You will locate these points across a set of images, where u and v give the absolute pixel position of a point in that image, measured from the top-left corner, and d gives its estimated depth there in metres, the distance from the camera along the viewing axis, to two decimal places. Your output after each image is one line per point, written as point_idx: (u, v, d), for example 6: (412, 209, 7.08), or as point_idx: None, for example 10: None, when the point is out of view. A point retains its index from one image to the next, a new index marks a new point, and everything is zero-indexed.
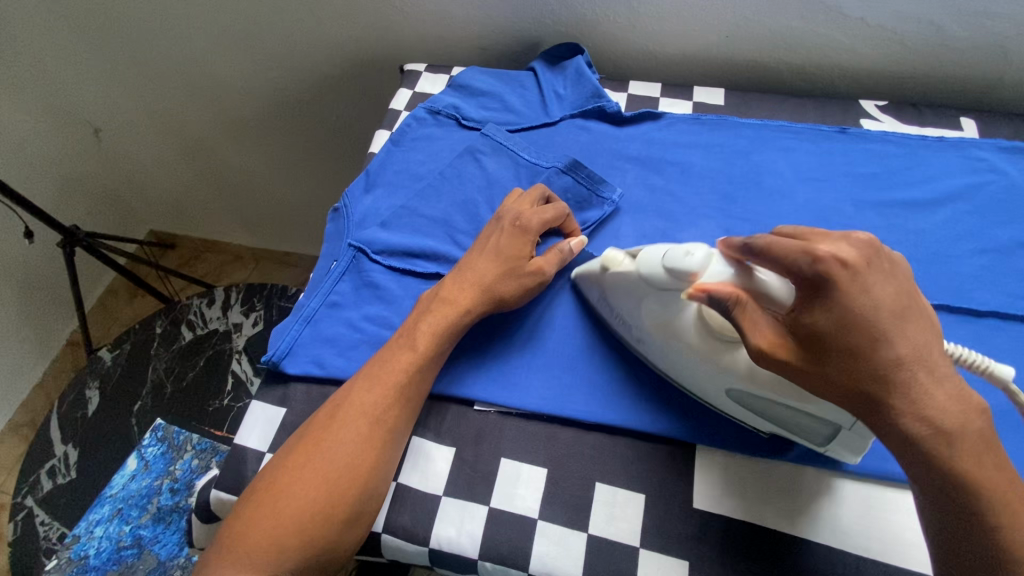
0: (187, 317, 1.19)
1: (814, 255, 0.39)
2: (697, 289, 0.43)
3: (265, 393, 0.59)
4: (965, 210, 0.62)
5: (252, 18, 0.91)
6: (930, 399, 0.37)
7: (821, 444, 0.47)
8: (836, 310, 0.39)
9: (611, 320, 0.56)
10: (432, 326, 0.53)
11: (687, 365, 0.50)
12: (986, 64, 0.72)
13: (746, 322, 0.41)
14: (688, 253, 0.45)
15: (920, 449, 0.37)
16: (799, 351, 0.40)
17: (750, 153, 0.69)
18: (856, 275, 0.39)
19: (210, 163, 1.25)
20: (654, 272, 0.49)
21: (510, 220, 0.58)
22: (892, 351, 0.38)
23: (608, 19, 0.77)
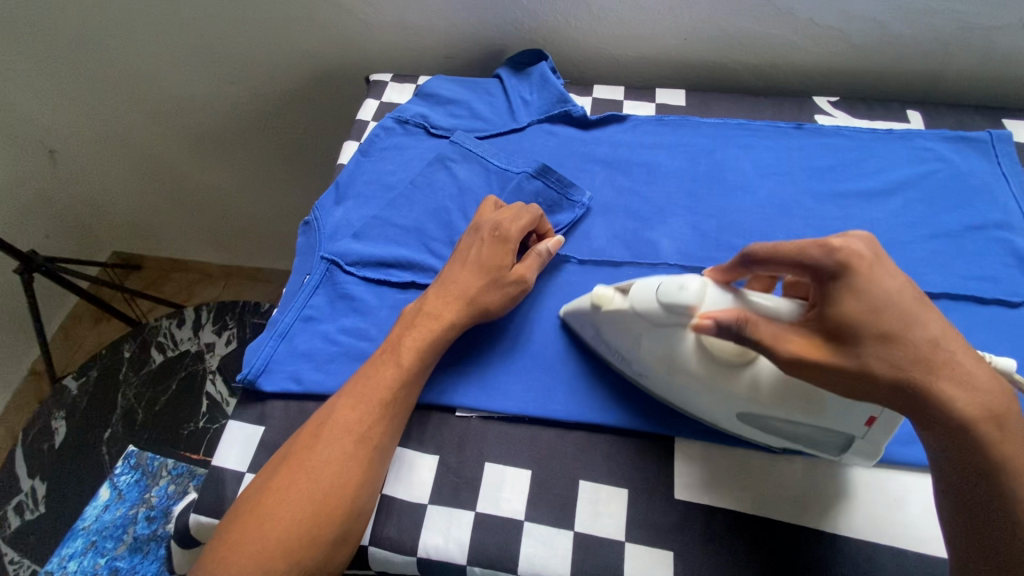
0: (156, 339, 1.16)
1: (828, 246, 0.41)
2: (702, 319, 0.43)
3: (242, 412, 0.58)
4: (915, 198, 0.66)
5: (213, 32, 0.90)
6: (972, 380, 0.39)
7: (838, 453, 0.48)
8: (866, 295, 0.40)
9: (611, 357, 0.55)
10: (417, 341, 0.53)
11: (696, 394, 0.49)
12: (927, 59, 0.76)
13: (763, 338, 0.40)
14: (681, 285, 0.45)
15: (977, 432, 0.38)
16: (831, 348, 0.39)
17: (712, 152, 0.71)
18: (872, 264, 0.40)
19: (173, 180, 1.22)
20: (648, 308, 0.47)
21: (489, 229, 0.59)
22: (927, 332, 0.39)
23: (570, 24, 0.79)
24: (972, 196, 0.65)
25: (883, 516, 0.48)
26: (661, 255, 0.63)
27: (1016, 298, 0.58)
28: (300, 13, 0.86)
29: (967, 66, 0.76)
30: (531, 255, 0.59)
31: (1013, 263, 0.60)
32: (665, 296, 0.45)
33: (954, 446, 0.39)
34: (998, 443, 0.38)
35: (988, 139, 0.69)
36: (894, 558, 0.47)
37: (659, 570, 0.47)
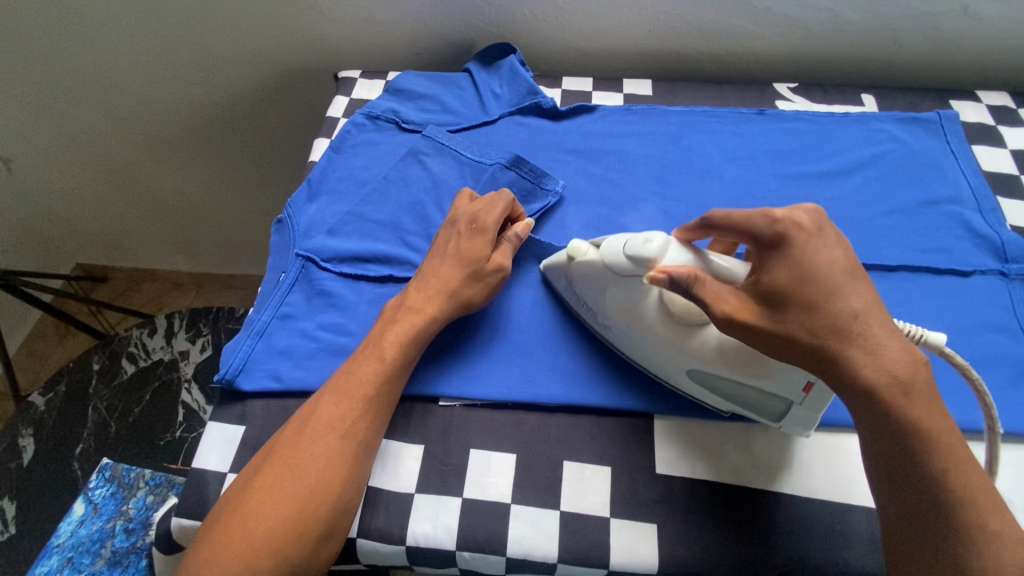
0: (127, 350, 1.13)
1: (773, 216, 0.44)
2: (657, 272, 0.46)
3: (220, 413, 0.57)
4: (872, 176, 0.69)
5: (174, 32, 0.88)
6: (884, 350, 0.40)
7: (776, 422, 0.51)
8: (796, 266, 0.42)
9: (582, 311, 0.58)
10: (397, 337, 0.53)
11: (652, 351, 0.52)
12: (879, 45, 0.79)
13: (707, 294, 0.44)
14: (647, 240, 0.48)
15: (880, 398, 0.40)
16: (760, 312, 0.43)
17: (679, 139, 0.73)
18: (809, 237, 0.43)
19: (137, 187, 1.19)
20: (616, 260, 0.51)
21: (466, 221, 0.59)
22: (846, 305, 0.41)
23: (537, 18, 0.80)
24: (924, 173, 0.69)
25: (853, 477, 0.51)
26: None
27: (967, 267, 0.61)
28: (265, 11, 0.85)
29: (916, 50, 0.80)
30: (507, 242, 0.60)
31: (963, 235, 0.64)
32: (631, 249, 0.49)
33: (864, 414, 0.41)
34: (906, 410, 0.40)
35: (937, 119, 0.73)
36: (865, 517, 0.49)
37: (644, 543, 0.49)
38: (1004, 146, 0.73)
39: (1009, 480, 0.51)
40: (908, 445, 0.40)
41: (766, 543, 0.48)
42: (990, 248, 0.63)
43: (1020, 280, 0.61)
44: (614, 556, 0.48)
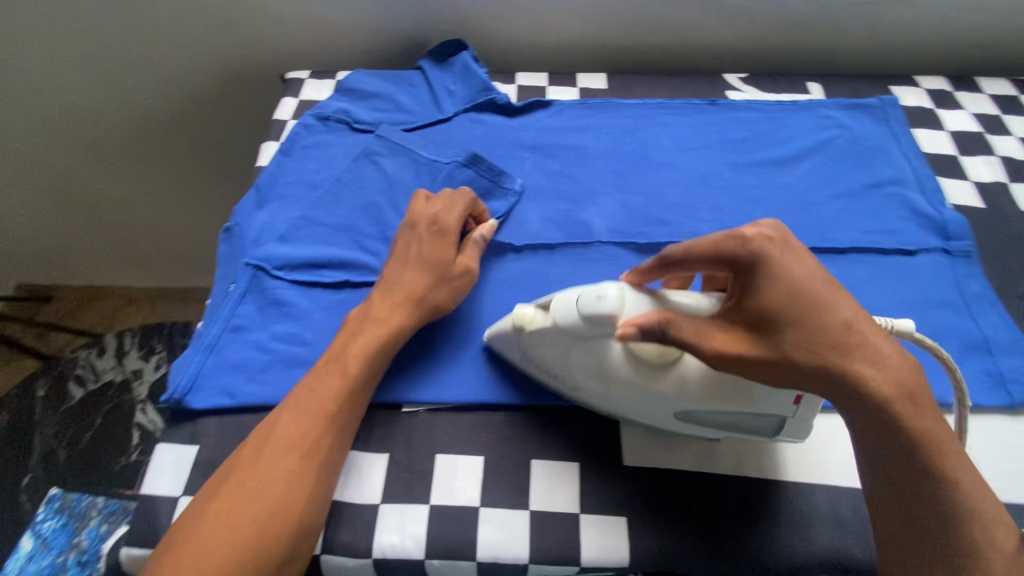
0: (75, 372, 1.09)
1: (743, 237, 0.42)
2: (625, 326, 0.43)
3: (170, 434, 0.54)
4: (821, 162, 0.70)
5: (107, 34, 0.84)
6: (886, 362, 0.40)
7: (772, 435, 0.49)
8: (782, 283, 0.40)
9: (542, 374, 0.53)
10: (363, 346, 0.52)
11: (625, 400, 0.48)
12: (822, 34, 0.81)
13: (684, 335, 0.41)
14: (601, 295, 0.44)
15: (892, 408, 0.39)
16: (752, 340, 0.40)
17: (635, 131, 0.73)
18: (782, 250, 0.41)
19: (75, 199, 1.10)
20: (569, 321, 0.46)
21: (426, 225, 0.57)
22: (837, 318, 0.40)
23: (488, 13, 0.79)
24: (869, 157, 0.71)
25: (809, 459, 0.52)
26: (594, 234, 0.65)
27: (913, 246, 0.63)
28: (205, 11, 0.81)
29: (858, 38, 0.82)
30: (470, 242, 0.59)
31: (908, 216, 0.66)
32: (586, 308, 0.44)
33: (878, 428, 0.40)
34: (912, 418, 0.40)
35: (879, 105, 0.75)
36: (826, 495, 0.50)
37: (614, 537, 0.48)
38: (942, 129, 0.76)
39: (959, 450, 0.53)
40: (917, 456, 0.40)
41: (731, 540, 0.48)
42: (934, 227, 0.65)
43: (962, 257, 0.63)
44: (585, 552, 0.48)
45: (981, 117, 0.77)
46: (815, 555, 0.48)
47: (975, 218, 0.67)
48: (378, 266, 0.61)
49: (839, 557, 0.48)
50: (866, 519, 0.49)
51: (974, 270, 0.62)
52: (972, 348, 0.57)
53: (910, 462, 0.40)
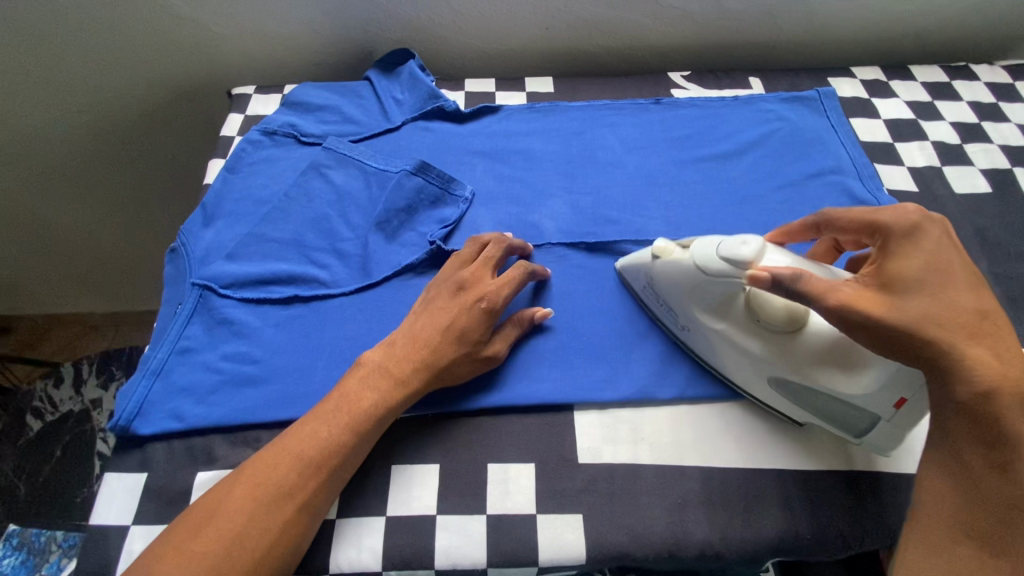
0: (32, 405, 1.06)
1: (906, 209, 0.45)
2: (760, 271, 0.45)
3: (119, 462, 0.53)
4: (763, 154, 0.72)
5: (42, 58, 0.82)
6: (1006, 358, 0.39)
7: (858, 438, 0.50)
8: (927, 257, 0.43)
9: (659, 309, 0.57)
10: (376, 401, 0.50)
11: (736, 353, 0.52)
12: (761, 30, 0.84)
13: (817, 287, 0.43)
14: (744, 241, 0.47)
15: (991, 400, 0.38)
16: (883, 300, 0.42)
17: (582, 133, 0.74)
18: (942, 232, 0.44)
19: (23, 228, 1.07)
20: (710, 264, 0.49)
21: (476, 296, 0.54)
22: (972, 304, 0.41)
23: (433, 21, 0.79)
24: (809, 147, 0.73)
25: (759, 446, 0.53)
26: (544, 236, 0.65)
27: None
28: (144, 29, 0.80)
29: (795, 33, 0.84)
30: (508, 326, 0.56)
31: (848, 202, 0.68)
32: (727, 251, 0.47)
33: (973, 418, 0.39)
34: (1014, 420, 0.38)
35: (817, 96, 0.78)
36: (775, 479, 0.51)
37: (571, 535, 0.49)
38: (877, 117, 0.78)
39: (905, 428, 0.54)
40: (997, 449, 0.38)
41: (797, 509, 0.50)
42: None
43: None
44: (542, 552, 0.48)
45: (914, 104, 0.80)
46: (766, 541, 0.49)
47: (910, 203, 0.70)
48: (329, 278, 0.61)
49: (790, 542, 0.49)
50: (813, 499, 0.50)
51: None
52: None
53: (993, 453, 0.38)
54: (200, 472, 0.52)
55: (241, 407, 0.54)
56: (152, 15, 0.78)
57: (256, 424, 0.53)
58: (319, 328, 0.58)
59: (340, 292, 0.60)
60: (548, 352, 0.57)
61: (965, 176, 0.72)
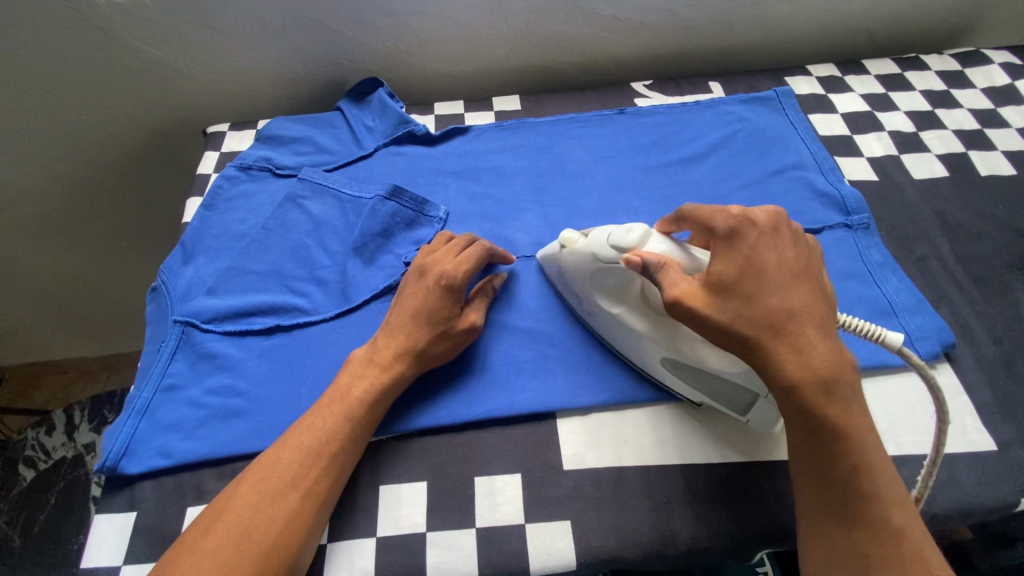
0: (25, 455, 1.10)
1: (730, 212, 0.48)
2: (634, 255, 0.50)
3: (108, 503, 0.53)
4: (726, 155, 0.74)
5: (19, 111, 0.83)
6: (812, 349, 0.43)
7: (743, 414, 0.52)
8: (741, 261, 0.45)
9: (569, 296, 0.60)
10: (366, 388, 0.53)
11: (630, 335, 0.54)
12: (717, 35, 0.86)
13: (665, 278, 0.47)
14: (630, 230, 0.51)
15: (801, 392, 0.42)
16: (708, 298, 0.45)
17: (550, 147, 0.77)
18: (760, 235, 0.46)
19: (9, 278, 1.07)
20: (603, 251, 0.52)
21: (435, 275, 0.57)
22: (782, 304, 0.43)
23: (399, 49, 0.82)
24: (771, 145, 0.75)
25: (739, 438, 0.54)
26: (518, 250, 0.67)
27: (817, 225, 0.67)
28: (116, 76, 0.82)
29: (751, 36, 0.87)
30: (479, 296, 0.59)
31: (811, 196, 0.70)
32: (615, 239, 0.51)
33: (796, 407, 0.43)
34: (822, 406, 0.42)
35: (775, 96, 0.80)
36: (759, 471, 0.52)
37: (561, 542, 0.50)
38: (834, 111, 0.81)
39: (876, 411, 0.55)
40: (821, 434, 0.43)
41: (765, 496, 0.51)
42: (835, 204, 0.69)
43: (862, 229, 0.67)
44: (533, 562, 0.49)
45: (869, 96, 0.83)
46: (752, 531, 0.50)
47: (870, 192, 0.72)
48: (309, 306, 0.62)
49: (777, 532, 0.50)
50: None
51: (874, 240, 0.66)
52: (880, 313, 0.61)
53: (819, 439, 0.43)
54: (190, 507, 0.52)
55: (227, 439, 0.54)
56: (122, 61, 0.80)
57: (243, 455, 0.54)
58: (302, 355, 0.59)
59: (321, 319, 0.61)
60: (527, 362, 0.58)
61: (922, 162, 0.75)
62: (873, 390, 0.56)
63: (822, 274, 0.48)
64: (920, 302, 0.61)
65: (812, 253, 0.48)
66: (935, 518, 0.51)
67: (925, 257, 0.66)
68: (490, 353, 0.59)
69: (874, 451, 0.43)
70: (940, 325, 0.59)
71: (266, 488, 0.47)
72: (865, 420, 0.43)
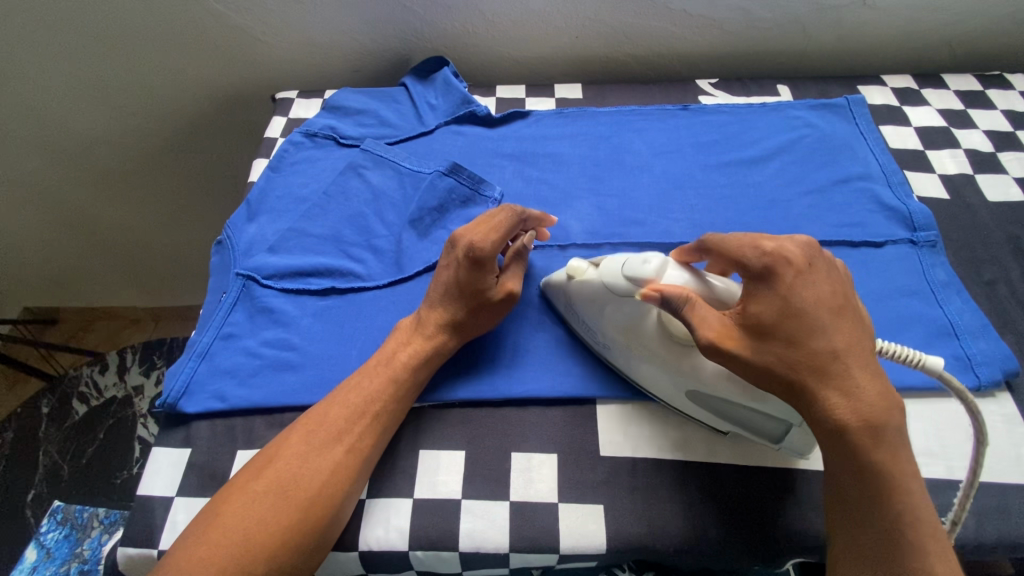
0: (78, 390, 1.16)
1: (763, 250, 0.46)
2: (651, 289, 0.47)
3: (164, 438, 0.56)
4: (790, 160, 0.73)
5: (108, 68, 0.88)
6: (861, 391, 0.42)
7: (777, 443, 0.51)
8: (783, 300, 0.44)
9: (581, 331, 0.58)
10: (410, 353, 0.54)
11: (647, 368, 0.53)
12: (790, 39, 0.84)
13: (695, 318, 0.45)
14: (646, 260, 0.49)
15: (850, 438, 0.42)
16: (743, 340, 0.44)
17: (610, 138, 0.76)
18: (799, 270, 0.45)
19: (78, 224, 1.14)
20: (616, 283, 0.51)
21: (463, 251, 0.56)
22: (828, 345, 0.43)
23: (467, 29, 0.82)
24: (837, 154, 0.73)
25: None
26: (570, 236, 0.67)
27: (880, 238, 0.65)
28: (198, 39, 0.85)
29: (826, 42, 0.85)
30: (516, 262, 0.59)
31: (877, 209, 0.68)
32: (630, 270, 0.50)
33: (846, 455, 0.42)
34: (873, 454, 0.42)
35: (846, 104, 0.78)
36: (802, 476, 0.52)
37: (593, 524, 0.50)
38: (908, 124, 0.78)
39: (925, 432, 0.54)
40: (868, 481, 0.42)
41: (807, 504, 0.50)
42: (901, 219, 0.66)
43: (928, 246, 0.64)
44: (564, 541, 0.50)
45: (946, 111, 0.80)
46: (788, 536, 0.49)
47: (940, 210, 0.69)
48: (364, 272, 0.64)
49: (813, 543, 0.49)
50: None
51: (940, 259, 0.64)
52: (940, 333, 0.58)
53: (865, 486, 0.42)
54: (240, 451, 0.55)
55: (280, 391, 0.57)
56: (202, 23, 0.83)
57: (294, 406, 0.56)
58: (353, 318, 0.61)
59: (374, 285, 0.63)
60: (570, 346, 0.59)
61: (998, 184, 0.71)
62: (925, 412, 0.55)
63: (860, 307, 0.47)
64: (985, 327, 0.59)
65: (847, 282, 0.48)
66: (979, 547, 0.49)
67: (993, 281, 0.64)
68: (533, 335, 0.60)
69: (920, 500, 0.41)
70: (1005, 351, 0.57)
71: (315, 440, 0.49)
72: (912, 466, 0.42)
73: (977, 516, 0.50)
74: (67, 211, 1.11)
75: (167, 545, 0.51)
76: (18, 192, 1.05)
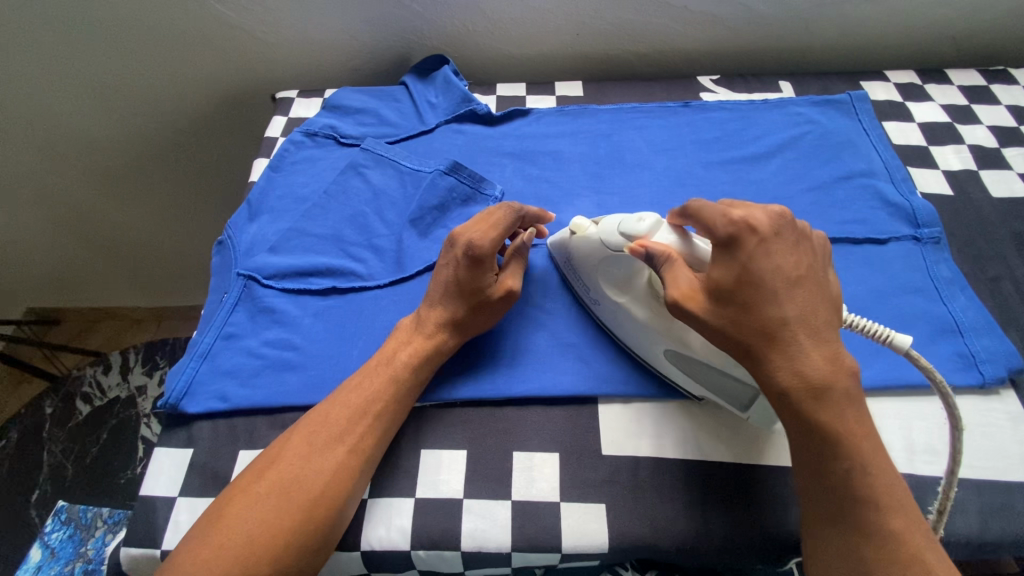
0: (82, 391, 1.17)
1: (729, 218, 0.46)
2: (638, 245, 0.50)
3: (166, 438, 0.57)
4: (793, 157, 0.72)
5: (109, 69, 0.88)
6: (805, 357, 0.43)
7: (744, 411, 0.51)
8: (739, 270, 0.45)
9: (577, 285, 0.60)
10: (410, 353, 0.54)
11: (634, 328, 0.54)
12: (793, 35, 0.84)
13: (669, 274, 0.48)
14: (641, 218, 0.51)
15: (790, 400, 0.43)
16: (705, 303, 0.46)
17: (611, 135, 0.76)
18: (761, 240, 0.45)
19: (80, 224, 1.14)
20: (611, 239, 0.53)
21: (462, 248, 0.56)
22: (778, 313, 0.43)
23: (467, 28, 0.82)
24: (839, 150, 0.73)
25: (784, 440, 0.53)
26: None
27: (884, 235, 0.65)
28: (196, 39, 0.85)
29: (829, 37, 0.84)
30: (515, 260, 0.59)
31: (879, 206, 0.67)
32: (625, 227, 0.51)
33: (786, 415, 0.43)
34: (814, 413, 0.42)
35: (848, 100, 0.78)
36: None
37: (595, 524, 0.50)
38: (911, 120, 0.78)
39: (929, 430, 0.54)
40: (816, 442, 0.42)
41: None
42: (904, 215, 0.66)
43: (932, 243, 0.64)
44: (565, 540, 0.50)
45: (949, 107, 0.79)
46: (790, 535, 0.49)
47: (944, 207, 0.69)
48: (365, 272, 0.64)
49: None
50: None
51: (943, 255, 0.63)
52: (944, 330, 0.58)
53: (813, 447, 0.42)
54: (242, 451, 0.55)
55: (281, 391, 0.57)
56: (203, 23, 0.83)
57: (295, 406, 0.56)
58: (355, 318, 0.61)
59: (375, 285, 0.63)
60: (571, 345, 0.59)
61: (1003, 180, 0.71)
62: (928, 409, 0.55)
63: (827, 278, 0.47)
64: (989, 324, 0.58)
65: (818, 254, 0.48)
66: (984, 545, 0.49)
67: (997, 278, 0.63)
68: (532, 334, 0.60)
69: (880, 472, 0.41)
70: (1009, 348, 0.57)
71: (315, 440, 0.49)
72: (863, 430, 0.42)
73: (982, 515, 0.50)
74: (70, 212, 1.11)
75: (169, 545, 0.51)
76: (20, 194, 1.05)
